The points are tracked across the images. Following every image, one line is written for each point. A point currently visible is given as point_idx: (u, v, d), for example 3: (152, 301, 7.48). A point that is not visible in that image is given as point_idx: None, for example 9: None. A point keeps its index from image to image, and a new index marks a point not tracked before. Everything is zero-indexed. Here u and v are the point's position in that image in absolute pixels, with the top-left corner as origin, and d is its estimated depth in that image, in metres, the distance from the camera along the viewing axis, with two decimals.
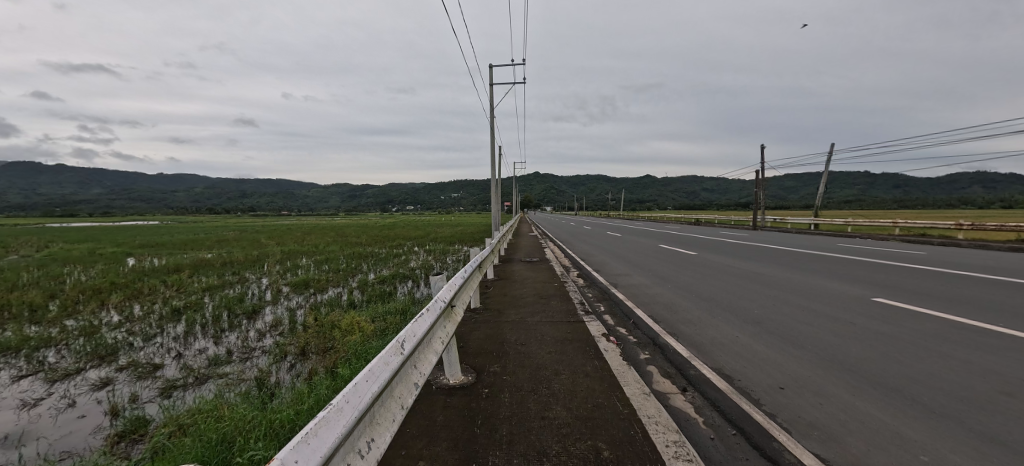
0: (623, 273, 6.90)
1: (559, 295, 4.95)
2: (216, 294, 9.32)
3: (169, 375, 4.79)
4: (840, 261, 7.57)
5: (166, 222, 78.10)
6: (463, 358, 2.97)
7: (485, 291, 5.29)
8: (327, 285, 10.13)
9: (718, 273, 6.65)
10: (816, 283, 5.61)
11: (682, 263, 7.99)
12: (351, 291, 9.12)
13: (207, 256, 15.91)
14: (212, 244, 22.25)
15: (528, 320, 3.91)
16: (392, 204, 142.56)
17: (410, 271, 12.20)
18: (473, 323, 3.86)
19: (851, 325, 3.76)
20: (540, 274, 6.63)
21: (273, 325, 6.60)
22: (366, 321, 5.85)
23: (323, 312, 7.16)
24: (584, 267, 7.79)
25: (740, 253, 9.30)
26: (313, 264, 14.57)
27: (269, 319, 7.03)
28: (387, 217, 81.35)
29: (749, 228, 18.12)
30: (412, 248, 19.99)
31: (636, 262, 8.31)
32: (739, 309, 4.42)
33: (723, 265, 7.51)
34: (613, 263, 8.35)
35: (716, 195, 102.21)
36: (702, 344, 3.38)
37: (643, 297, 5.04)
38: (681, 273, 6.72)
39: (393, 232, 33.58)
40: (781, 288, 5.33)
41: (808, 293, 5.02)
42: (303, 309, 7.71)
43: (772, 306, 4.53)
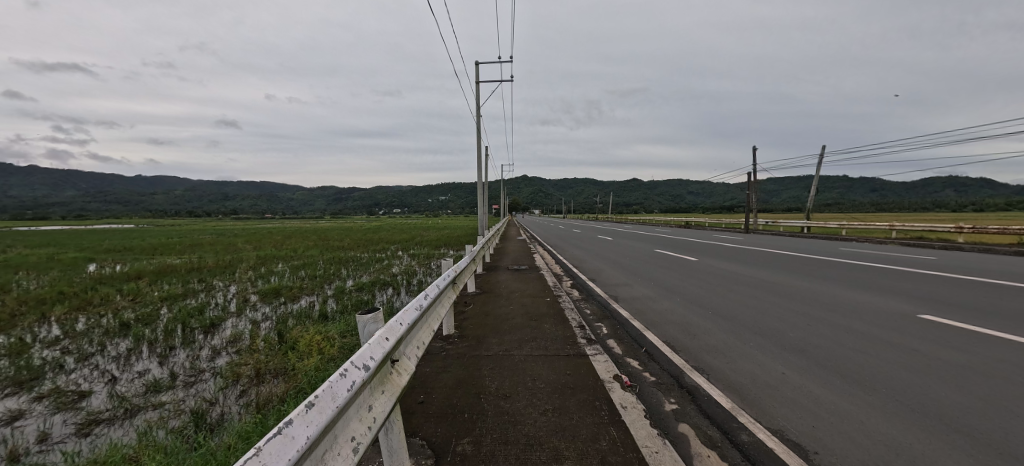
0: (623, 283, 6.37)
1: (554, 317, 4.35)
2: (173, 305, 8.49)
3: (95, 405, 4.08)
4: (843, 269, 7.23)
5: (141, 225, 75.29)
6: (422, 428, 2.21)
7: (469, 309, 4.69)
8: (300, 293, 9.37)
9: (725, 283, 6.20)
10: (839, 297, 5.16)
11: (684, 270, 7.52)
12: (326, 300, 8.41)
13: (173, 262, 14.85)
14: (183, 249, 21.08)
15: (515, 356, 3.26)
16: (378, 207, 140.61)
17: (391, 278, 11.48)
18: (445, 361, 3.18)
19: (905, 355, 3.28)
20: (529, 287, 6.03)
21: (231, 342, 5.88)
22: (335, 339, 5.20)
23: (290, 326, 6.47)
24: (578, 276, 7.22)
25: (738, 260, 8.89)
26: (288, 269, 13.73)
27: (229, 334, 6.30)
28: (373, 221, 79.90)
29: (742, 231, 17.92)
30: (396, 252, 19.21)
31: (635, 270, 7.79)
32: (765, 332, 3.92)
33: (727, 273, 7.10)
34: (610, 270, 7.83)
35: (702, 199, 103.42)
36: (743, 388, 2.81)
37: (653, 316, 4.50)
38: (687, 283, 6.22)
39: (378, 235, 32.67)
40: (801, 302, 4.90)
41: (832, 309, 4.59)
42: (269, 322, 7.00)
43: (800, 326, 4.06)
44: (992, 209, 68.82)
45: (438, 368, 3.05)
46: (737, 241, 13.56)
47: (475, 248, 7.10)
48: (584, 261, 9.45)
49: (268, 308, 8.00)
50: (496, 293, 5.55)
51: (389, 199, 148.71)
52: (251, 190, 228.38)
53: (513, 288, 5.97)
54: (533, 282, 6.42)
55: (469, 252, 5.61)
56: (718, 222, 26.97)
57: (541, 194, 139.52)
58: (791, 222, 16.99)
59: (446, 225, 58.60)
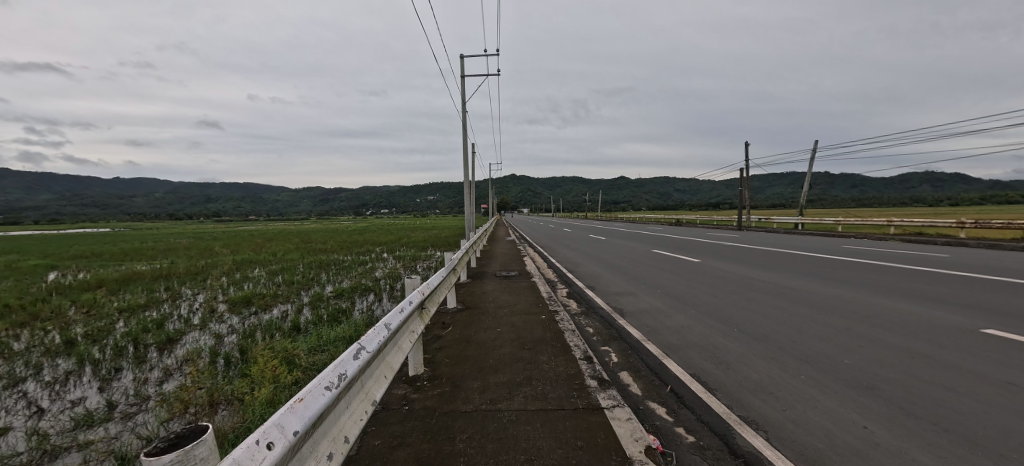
0: (628, 294, 5.80)
1: (550, 345, 3.66)
2: (131, 316, 7.75)
3: (6, 447, 3.42)
4: (849, 272, 6.89)
5: (115, 228, 72.55)
6: None
7: (450, 335, 4.08)
8: (274, 302, 8.73)
9: (739, 293, 5.66)
10: (879, 312, 4.57)
11: (689, 276, 7.01)
12: (301, 309, 7.80)
13: (142, 268, 13.97)
14: (155, 254, 20.06)
15: (500, 410, 2.47)
16: (365, 207, 138.68)
17: (374, 283, 10.83)
18: (403, 422, 2.38)
19: (1006, 393, 2.57)
20: (519, 303, 5.33)
21: (188, 361, 5.25)
22: (303, 356, 4.63)
23: (258, 340, 5.87)
24: (577, 284, 6.67)
25: (739, 261, 8.47)
26: (265, 274, 13.00)
27: (186, 352, 5.66)
28: (359, 222, 78.63)
29: (734, 229, 17.77)
30: (381, 254, 18.51)
31: (638, 276, 7.28)
32: (806, 358, 3.31)
33: (736, 279, 6.63)
34: (611, 277, 7.32)
35: (689, 196, 104.46)
36: (817, 447, 2.04)
37: (673, 342, 3.80)
38: (698, 294, 5.68)
39: (364, 237, 31.90)
40: (831, 320, 4.34)
41: (877, 329, 3.98)
42: (235, 335, 6.37)
43: (844, 351, 3.45)
44: (968, 203, 70.99)
45: (392, 436, 2.22)
46: (732, 239, 13.18)
47: (458, 253, 6.43)
48: (577, 265, 8.87)
49: (234, 320, 7.31)
50: (482, 311, 4.96)
51: (377, 199, 146.71)
52: (234, 192, 223.07)
53: (500, 303, 5.30)
54: (523, 295, 5.75)
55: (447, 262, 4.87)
56: (708, 220, 26.90)
57: (530, 193, 139.31)
58: (783, 219, 16.78)
59: (435, 225, 57.69)
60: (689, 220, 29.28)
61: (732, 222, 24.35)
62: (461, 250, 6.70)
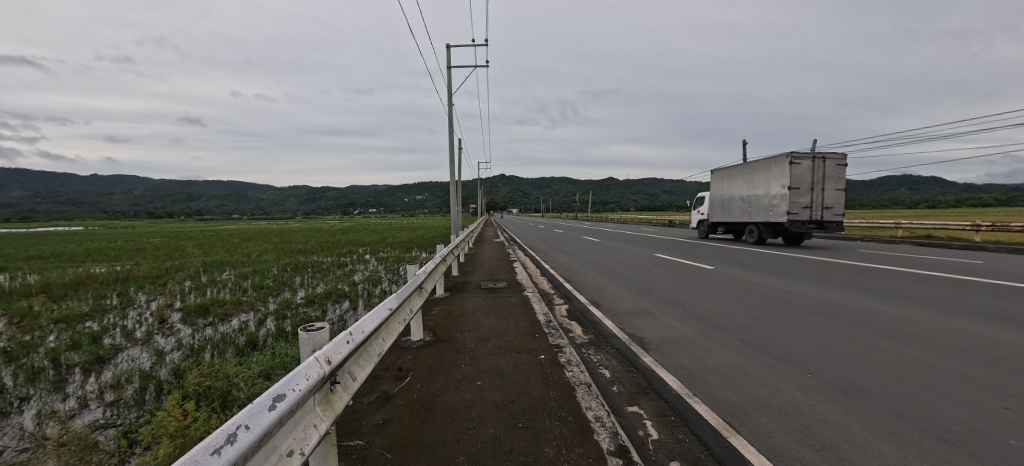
0: (652, 322, 4.88)
1: (565, 419, 2.60)
2: (66, 328, 6.73)
3: None
4: (879, 284, 6.45)
5: (84, 226, 69.06)
6: None
7: (420, 389, 3.13)
8: (235, 310, 7.80)
9: (782, 320, 4.81)
10: (961, 348, 3.80)
11: (711, 292, 6.18)
12: (267, 321, 6.94)
13: (98, 271, 12.75)
14: (117, 254, 18.62)
15: None
16: (352, 206, 135.89)
17: (351, 288, 9.97)
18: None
19: None
20: (505, 338, 4.32)
21: (112, 389, 4.34)
22: (246, 385, 3.78)
23: (205, 360, 4.99)
24: (579, 303, 5.75)
25: (747, 270, 7.82)
26: (233, 278, 11.94)
27: (113, 375, 4.73)
28: (344, 221, 76.87)
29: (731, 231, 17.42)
30: (362, 256, 17.57)
31: (653, 291, 6.42)
32: (937, 435, 2.39)
33: (768, 297, 5.82)
34: (625, 292, 6.43)
35: (678, 197, 105.17)
36: None
37: (739, 409, 2.81)
38: (736, 322, 4.79)
39: (346, 237, 30.72)
40: (919, 363, 3.49)
41: (989, 379, 3.13)
42: (180, 353, 5.46)
43: (976, 420, 2.56)
44: (945, 206, 73.26)
45: None
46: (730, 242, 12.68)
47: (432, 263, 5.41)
48: (574, 274, 7.98)
49: (184, 333, 6.39)
50: (462, 347, 4.11)
51: (364, 198, 144.10)
52: (216, 190, 217.15)
53: (482, 340, 4.28)
54: (510, 324, 4.77)
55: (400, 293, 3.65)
56: None
57: (519, 193, 138.75)
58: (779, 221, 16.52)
59: (423, 224, 56.59)
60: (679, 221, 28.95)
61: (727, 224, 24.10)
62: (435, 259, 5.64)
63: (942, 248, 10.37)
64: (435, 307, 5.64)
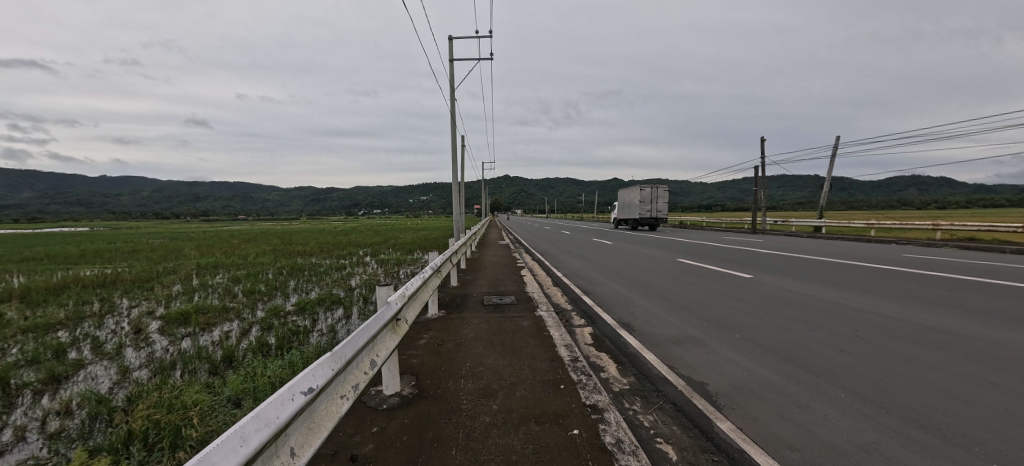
0: (708, 359, 3.98)
1: None
2: (33, 339, 6.17)
3: None
4: (944, 297, 5.72)
5: (86, 227, 68.98)
6: None
7: None
8: (220, 318, 7.22)
9: (873, 356, 3.91)
10: None
11: (767, 317, 5.28)
12: (251, 331, 6.33)
13: (87, 274, 12.26)
14: (115, 256, 18.26)
15: None
16: (356, 207, 135.93)
17: (346, 293, 9.35)
18: None
19: None
20: (517, 387, 3.25)
21: (49, 422, 3.68)
22: (197, 420, 3.09)
23: (165, 382, 4.31)
24: (610, 333, 4.81)
25: (790, 282, 6.99)
26: (226, 281, 11.41)
27: (56, 401, 4.06)
28: (348, 223, 76.67)
29: (750, 233, 16.66)
30: (362, 258, 16.98)
31: (696, 314, 5.55)
32: None
33: (840, 324, 4.92)
34: (662, 315, 5.56)
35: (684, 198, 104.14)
36: None
37: None
38: (815, 359, 3.88)
39: (350, 238, 30.33)
40: None
41: None
42: (145, 371, 4.82)
43: None
44: (961, 206, 71.55)
45: None
46: (751, 246, 11.92)
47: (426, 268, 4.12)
48: (595, 289, 7.12)
49: (157, 347, 5.78)
50: (460, 401, 3.02)
51: (368, 199, 144.10)
52: (221, 191, 218.41)
53: (484, 390, 3.20)
54: (521, 363, 3.79)
55: (333, 352, 1.97)
56: (712, 222, 25.65)
57: (523, 194, 138.09)
58: (800, 222, 15.73)
59: (427, 225, 56.23)
60: (689, 222, 28.11)
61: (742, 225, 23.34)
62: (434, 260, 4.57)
63: (990, 252, 9.63)
64: (428, 335, 4.70)
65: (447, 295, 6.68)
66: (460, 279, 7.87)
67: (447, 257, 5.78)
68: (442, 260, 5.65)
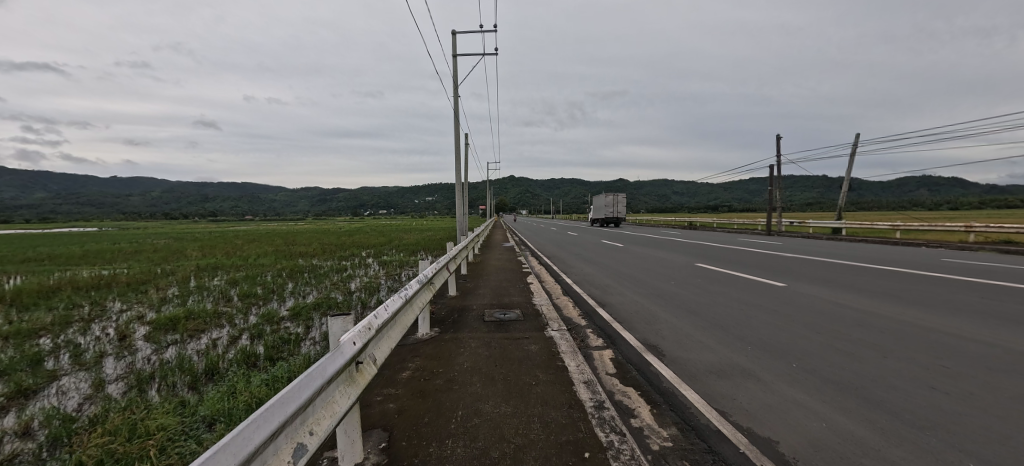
0: (766, 398, 2.93)
1: None
2: (13, 346, 5.85)
3: None
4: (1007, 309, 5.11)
5: (94, 228, 69.59)
6: None
7: None
8: (209, 323, 6.86)
9: (1001, 397, 2.81)
10: None
11: (827, 339, 4.23)
12: (239, 339, 5.94)
13: (84, 275, 12.04)
14: (117, 257, 18.13)
15: None
16: (361, 208, 136.68)
17: (344, 297, 8.96)
18: None
19: None
20: (528, 454, 2.14)
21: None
22: (152, 454, 2.67)
23: (132, 402, 3.88)
24: (634, 358, 3.74)
25: (840, 296, 6.02)
26: (223, 283, 11.12)
27: (13, 422, 3.68)
28: (352, 223, 76.90)
29: (766, 235, 16.03)
30: (364, 260, 16.62)
31: (733, 332, 4.50)
32: None
33: (928, 350, 3.84)
34: (694, 333, 4.53)
35: (691, 199, 103.07)
36: None
37: None
38: (913, 400, 2.83)
39: (355, 239, 30.23)
40: None
41: None
42: (117, 386, 4.43)
43: None
44: (978, 207, 69.76)
45: None
46: (771, 250, 11.29)
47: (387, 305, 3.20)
48: (612, 300, 6.11)
49: (139, 356, 5.40)
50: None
51: (373, 199, 144.33)
52: (229, 191, 220.47)
53: (480, 461, 2.08)
54: (517, 404, 2.75)
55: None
56: (724, 222, 24.63)
57: (529, 194, 137.05)
58: (820, 224, 15.02)
59: (432, 225, 56.04)
60: (700, 222, 27.33)
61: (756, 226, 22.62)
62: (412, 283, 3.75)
63: None
64: (414, 363, 3.63)
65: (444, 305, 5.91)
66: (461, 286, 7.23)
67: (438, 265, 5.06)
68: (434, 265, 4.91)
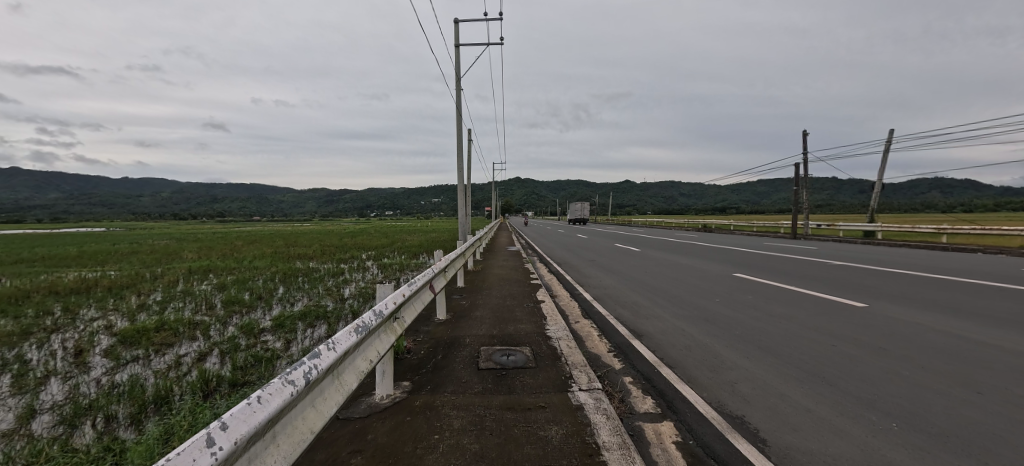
0: None
1: None
2: None
3: None
4: None
5: (99, 227, 69.89)
6: None
7: None
8: (182, 336, 6.17)
9: None
10: None
11: (999, 406, 2.86)
12: (208, 356, 5.24)
13: (68, 278, 11.44)
14: (112, 257, 17.66)
15: None
16: (366, 209, 136.75)
17: (336, 305, 8.23)
18: None
19: None
20: None
21: None
22: None
23: (50, 445, 3.15)
24: (719, 443, 2.42)
25: (946, 328, 4.75)
26: (211, 288, 10.49)
27: None
28: (356, 224, 76.56)
29: (792, 239, 15.00)
30: (363, 263, 15.92)
31: (848, 391, 3.19)
32: None
33: None
34: (793, 393, 3.22)
35: (700, 200, 101.53)
36: None
37: None
38: None
39: (358, 240, 29.69)
40: None
41: None
42: (44, 419, 3.69)
43: None
44: (999, 210, 67.59)
45: None
46: (804, 256, 10.33)
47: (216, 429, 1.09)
48: (657, 332, 4.84)
49: (85, 379, 4.63)
50: None
51: (378, 199, 144.07)
52: (236, 192, 222.38)
53: None
54: None
55: None
56: (741, 225, 23.56)
57: (534, 196, 136.39)
58: (852, 227, 13.99)
59: (437, 226, 55.28)
60: (716, 225, 26.21)
61: (778, 230, 21.46)
62: (314, 358, 1.69)
63: None
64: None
65: (428, 334, 4.53)
66: (457, 301, 6.02)
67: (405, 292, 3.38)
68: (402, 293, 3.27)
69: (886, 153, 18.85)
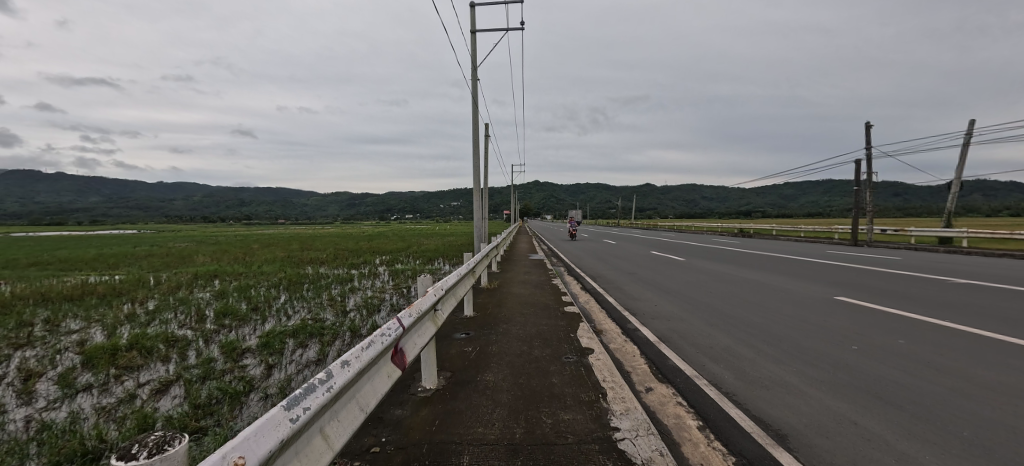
0: None
1: None
2: None
3: None
4: None
5: (129, 229, 72.35)
6: None
7: None
8: (152, 357, 5.33)
9: None
10: None
11: None
12: (169, 387, 4.35)
13: (67, 283, 10.95)
14: (127, 260, 17.44)
15: None
16: (384, 212, 138.17)
17: (335, 320, 7.32)
18: None
19: None
20: None
21: None
22: None
23: None
24: None
25: None
26: (211, 295, 9.81)
27: None
28: (374, 226, 76.95)
29: (854, 247, 13.30)
30: (376, 269, 15.14)
31: None
32: None
33: None
34: None
35: (725, 204, 97.87)
36: None
37: None
38: None
39: (377, 243, 29.12)
40: None
41: None
42: None
43: None
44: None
45: None
46: (877, 268, 8.86)
47: None
48: (807, 430, 2.69)
49: (12, 418, 3.76)
50: None
51: (397, 202, 145.40)
52: (262, 195, 229.28)
53: None
54: None
55: None
56: (787, 231, 21.59)
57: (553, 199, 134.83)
58: (927, 233, 12.24)
59: (455, 230, 54.70)
60: (758, 229, 24.25)
61: (832, 235, 19.39)
62: None
63: None
64: None
65: (399, 434, 2.60)
66: (459, 351, 4.26)
67: (262, 441, 1.12)
68: (229, 460, 0.98)
69: (965, 148, 16.65)
